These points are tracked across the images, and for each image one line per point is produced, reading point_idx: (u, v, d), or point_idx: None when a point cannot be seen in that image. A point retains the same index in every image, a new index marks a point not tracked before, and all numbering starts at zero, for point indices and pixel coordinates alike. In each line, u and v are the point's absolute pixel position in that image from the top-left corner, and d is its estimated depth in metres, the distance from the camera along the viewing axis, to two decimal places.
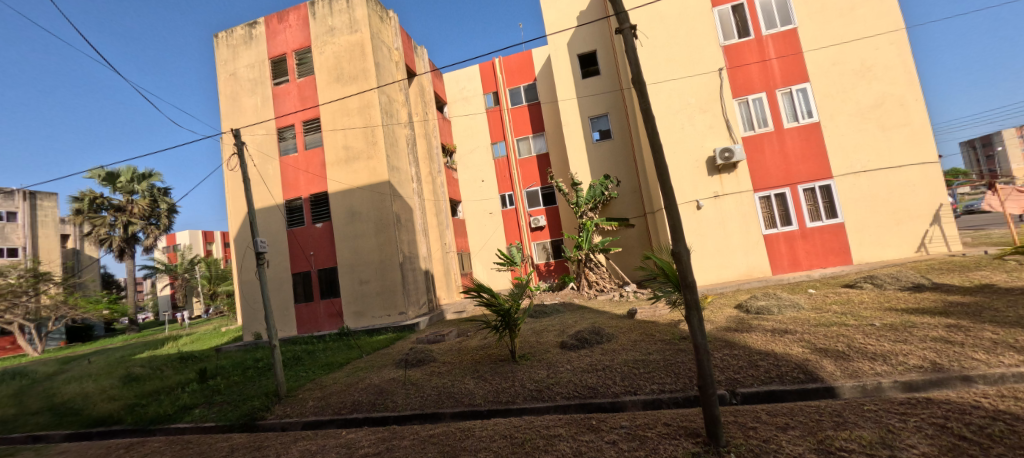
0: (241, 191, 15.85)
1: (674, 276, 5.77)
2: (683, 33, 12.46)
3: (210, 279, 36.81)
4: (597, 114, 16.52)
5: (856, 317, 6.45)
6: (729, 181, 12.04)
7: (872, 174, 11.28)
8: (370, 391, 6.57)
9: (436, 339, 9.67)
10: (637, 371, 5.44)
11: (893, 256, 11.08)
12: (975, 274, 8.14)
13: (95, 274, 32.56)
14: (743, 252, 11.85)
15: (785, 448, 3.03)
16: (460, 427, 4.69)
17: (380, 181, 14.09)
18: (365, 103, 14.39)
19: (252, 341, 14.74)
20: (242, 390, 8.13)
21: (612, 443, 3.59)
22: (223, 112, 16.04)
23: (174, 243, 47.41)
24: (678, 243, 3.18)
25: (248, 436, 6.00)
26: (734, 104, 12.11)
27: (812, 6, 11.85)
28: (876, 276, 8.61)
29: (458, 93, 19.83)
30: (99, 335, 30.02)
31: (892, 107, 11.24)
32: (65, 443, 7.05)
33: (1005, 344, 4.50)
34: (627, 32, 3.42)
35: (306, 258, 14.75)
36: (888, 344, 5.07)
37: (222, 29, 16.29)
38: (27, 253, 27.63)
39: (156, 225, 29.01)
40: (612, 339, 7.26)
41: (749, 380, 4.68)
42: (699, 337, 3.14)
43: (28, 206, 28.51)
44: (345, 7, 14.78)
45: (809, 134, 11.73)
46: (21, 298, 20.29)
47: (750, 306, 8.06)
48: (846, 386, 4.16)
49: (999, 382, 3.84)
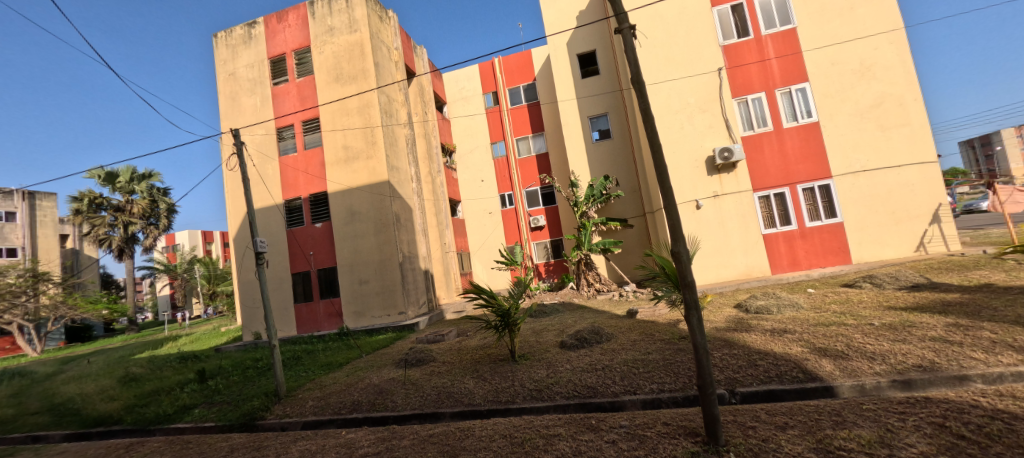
0: (240, 191, 15.83)
1: (674, 275, 5.81)
2: (683, 33, 12.47)
3: (210, 279, 36.80)
4: (597, 114, 16.53)
5: (855, 316, 6.46)
6: (728, 180, 12.05)
7: (871, 174, 11.29)
8: (370, 391, 6.56)
9: (436, 339, 9.66)
10: (637, 371, 5.44)
11: (892, 256, 11.09)
12: (974, 274, 8.14)
13: (95, 274, 32.54)
14: (743, 252, 11.86)
15: (784, 447, 3.03)
16: (460, 427, 4.68)
17: (380, 181, 14.08)
18: (364, 103, 14.38)
19: (251, 341, 14.72)
20: (242, 390, 8.13)
21: (612, 443, 3.58)
22: (223, 112, 16.03)
23: (174, 243, 47.45)
24: (678, 243, 3.18)
25: (248, 436, 6.00)
26: (733, 104, 12.12)
27: (811, 6, 11.85)
28: (875, 276, 8.61)
29: (458, 92, 19.82)
30: (99, 335, 30.03)
31: (891, 106, 11.26)
32: (65, 443, 7.05)
33: (1004, 344, 4.51)
34: (627, 32, 3.41)
35: (306, 258, 14.73)
36: (887, 343, 5.07)
37: (222, 29, 16.28)
38: (26, 253, 27.61)
39: (156, 225, 29.01)
40: (612, 339, 7.27)
41: (748, 380, 4.68)
42: (699, 337, 3.14)
43: (28, 206, 28.49)
44: (345, 7, 14.77)
45: (808, 134, 11.74)
46: (20, 298, 20.30)
47: (749, 305, 8.08)
48: (844, 386, 4.17)
49: (997, 381, 3.85)
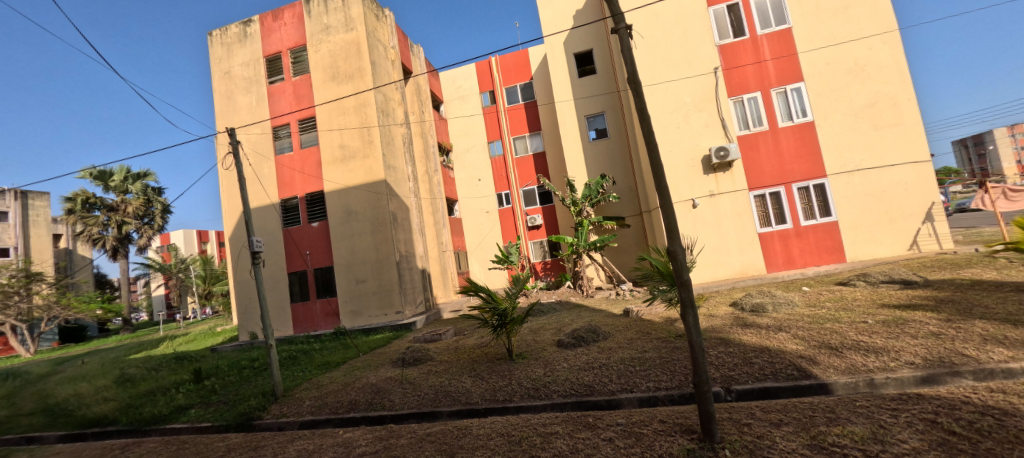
0: (236, 190, 15.74)
1: (669, 274, 6.01)
2: (678, 32, 12.51)
3: (205, 279, 36.56)
4: (594, 114, 16.60)
5: (850, 314, 6.53)
6: (724, 180, 12.13)
7: (864, 173, 11.39)
8: (367, 391, 6.56)
9: (433, 338, 9.65)
10: (633, 369, 5.47)
11: (885, 254, 11.19)
12: (967, 271, 8.24)
13: (88, 274, 32.21)
14: (739, 251, 11.96)
15: (779, 444, 3.07)
16: (457, 426, 4.70)
17: (377, 180, 14.05)
18: (361, 102, 14.32)
19: (248, 341, 14.67)
20: (238, 390, 8.10)
21: (608, 440, 3.62)
22: (217, 110, 15.93)
23: (168, 242, 46.96)
24: (674, 242, 3.17)
25: (245, 436, 5.99)
26: (728, 104, 12.21)
27: (806, 7, 11.92)
28: (868, 274, 8.72)
29: (455, 92, 19.82)
30: (93, 336, 29.88)
31: (884, 106, 11.34)
32: (59, 444, 7.03)
33: (994, 340, 4.58)
34: (622, 32, 3.43)
35: (303, 258, 14.69)
36: (881, 339, 5.15)
37: (216, 27, 16.17)
38: (19, 253, 27.37)
39: (151, 225, 28.87)
40: (608, 337, 7.29)
41: (744, 377, 4.71)
42: (694, 333, 3.16)
43: (20, 206, 28.19)
44: (340, 5, 14.71)
45: (803, 134, 11.82)
46: (13, 298, 20.13)
47: (745, 303, 8.12)
48: (839, 383, 4.21)
49: (989, 378, 3.90)
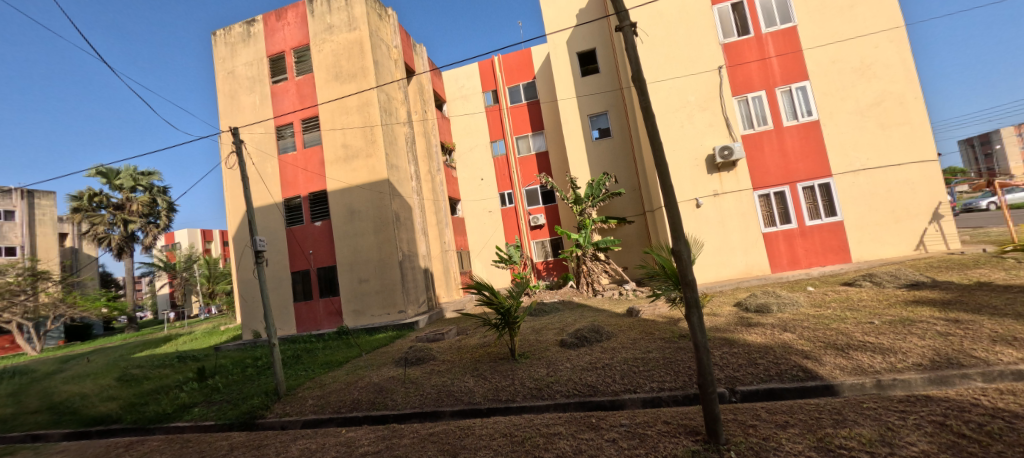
0: (240, 189, 15.80)
1: (674, 273, 5.94)
2: (682, 30, 12.44)
3: (210, 278, 36.82)
4: (597, 112, 16.53)
5: (855, 314, 6.47)
6: (728, 179, 12.06)
7: (870, 173, 11.28)
8: (370, 390, 6.55)
9: (436, 337, 9.67)
10: (637, 369, 5.43)
11: (892, 254, 11.08)
12: (974, 272, 8.16)
13: (93, 273, 32.45)
14: (743, 251, 11.88)
15: (784, 446, 3.03)
16: (460, 426, 4.68)
17: (380, 179, 14.05)
18: (364, 102, 14.35)
19: (251, 339, 14.68)
20: (241, 389, 8.11)
21: (612, 441, 3.59)
22: (221, 110, 15.99)
23: (173, 242, 47.30)
24: (679, 242, 3.14)
25: (247, 435, 5.96)
26: (733, 102, 12.12)
27: (812, 4, 11.80)
28: (875, 275, 8.62)
29: (458, 91, 19.80)
30: (98, 334, 30.10)
31: (891, 105, 11.23)
32: (64, 442, 7.06)
33: (1004, 341, 4.52)
34: (627, 30, 3.38)
35: (306, 257, 14.73)
36: (888, 340, 5.08)
37: (220, 27, 16.20)
38: (26, 253, 27.62)
39: (156, 223, 29.10)
40: (612, 338, 7.24)
41: (749, 378, 4.67)
42: (700, 335, 3.14)
43: (27, 205, 28.48)
44: (344, 5, 14.72)
45: (808, 133, 11.73)
46: (20, 297, 20.34)
47: (750, 304, 8.05)
48: (845, 384, 4.16)
49: (998, 380, 3.85)
